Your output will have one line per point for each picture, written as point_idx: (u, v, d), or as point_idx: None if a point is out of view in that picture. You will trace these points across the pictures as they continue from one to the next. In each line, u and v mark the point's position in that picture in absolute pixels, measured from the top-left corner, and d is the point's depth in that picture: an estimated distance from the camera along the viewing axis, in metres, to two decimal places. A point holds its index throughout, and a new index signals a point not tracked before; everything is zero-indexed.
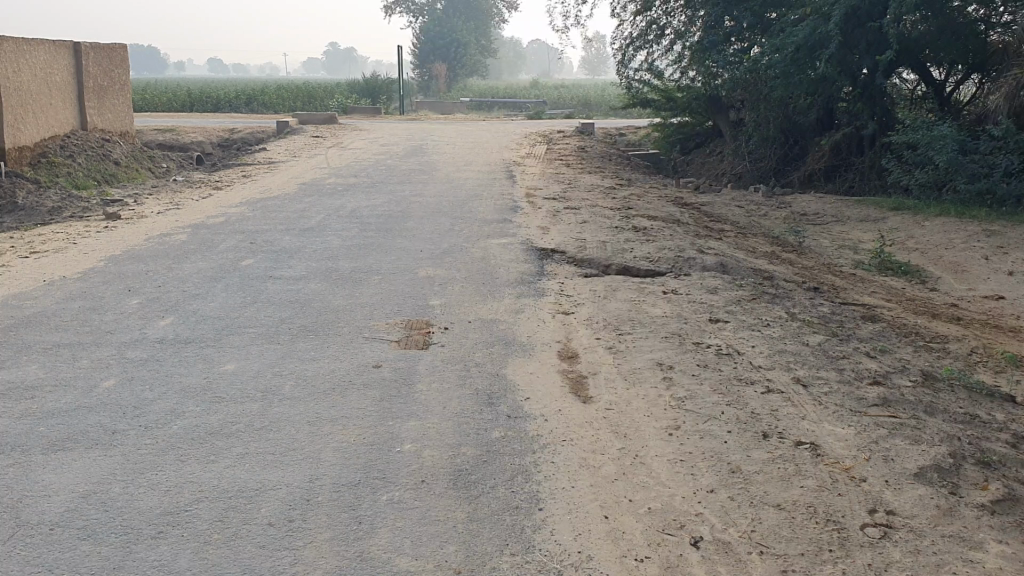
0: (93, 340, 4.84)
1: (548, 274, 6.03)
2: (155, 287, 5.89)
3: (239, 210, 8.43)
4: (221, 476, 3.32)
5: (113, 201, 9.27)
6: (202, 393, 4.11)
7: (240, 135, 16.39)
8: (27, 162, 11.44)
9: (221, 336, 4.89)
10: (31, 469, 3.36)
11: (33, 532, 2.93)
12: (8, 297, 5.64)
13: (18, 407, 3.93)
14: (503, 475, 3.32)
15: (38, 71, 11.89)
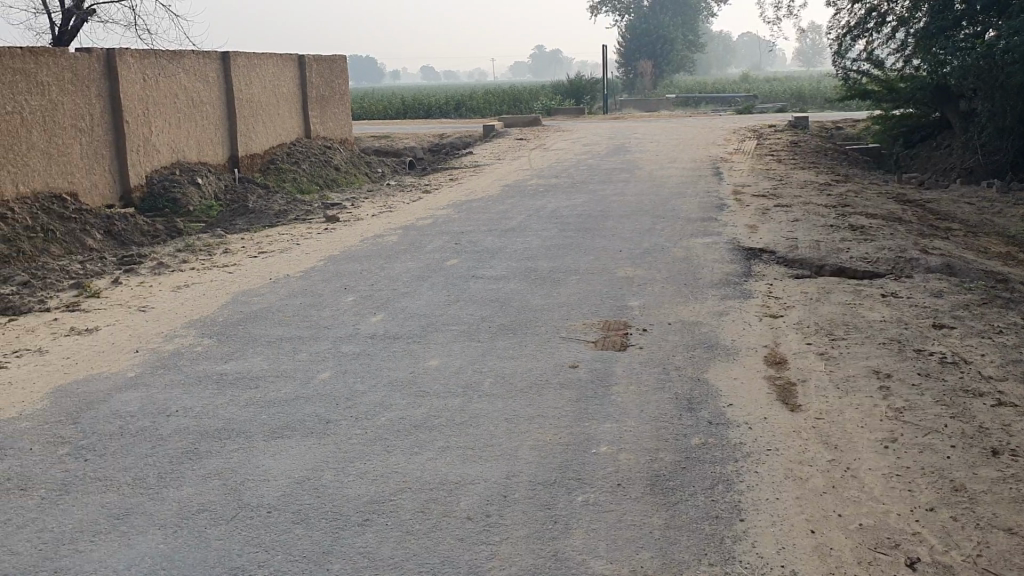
0: (312, 334, 5.14)
1: (754, 275, 5.81)
2: (368, 285, 6.18)
3: (447, 211, 8.71)
4: (424, 468, 3.42)
5: (333, 205, 9.84)
6: (407, 387, 4.26)
7: (450, 139, 16.97)
8: (257, 169, 12.37)
9: (427, 333, 5.05)
10: (253, 454, 3.60)
11: (253, 514, 3.14)
12: (237, 292, 6.10)
13: (244, 395, 4.23)
14: (702, 483, 3.22)
15: (267, 83, 12.82)
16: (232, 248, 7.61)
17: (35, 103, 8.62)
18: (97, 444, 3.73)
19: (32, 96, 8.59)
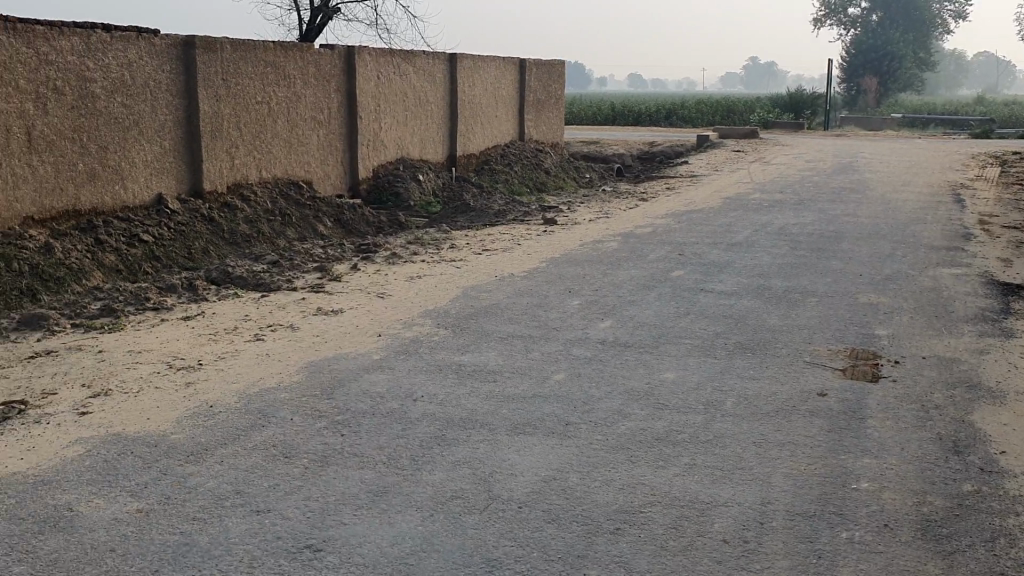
0: (543, 335, 5.17)
1: (1014, 313, 5.36)
2: (594, 290, 6.17)
3: (666, 221, 8.60)
4: (672, 483, 3.35)
5: (551, 208, 9.92)
6: (645, 397, 4.20)
7: (661, 147, 16.81)
8: (473, 168, 12.71)
9: (659, 344, 4.98)
10: (499, 447, 3.65)
11: (504, 507, 3.16)
12: (467, 287, 6.25)
13: (483, 388, 4.30)
14: (982, 534, 2.97)
15: (489, 86, 13.13)
16: (457, 244, 7.82)
17: (283, 95, 9.18)
18: (352, 421, 3.90)
19: (281, 88, 9.16)
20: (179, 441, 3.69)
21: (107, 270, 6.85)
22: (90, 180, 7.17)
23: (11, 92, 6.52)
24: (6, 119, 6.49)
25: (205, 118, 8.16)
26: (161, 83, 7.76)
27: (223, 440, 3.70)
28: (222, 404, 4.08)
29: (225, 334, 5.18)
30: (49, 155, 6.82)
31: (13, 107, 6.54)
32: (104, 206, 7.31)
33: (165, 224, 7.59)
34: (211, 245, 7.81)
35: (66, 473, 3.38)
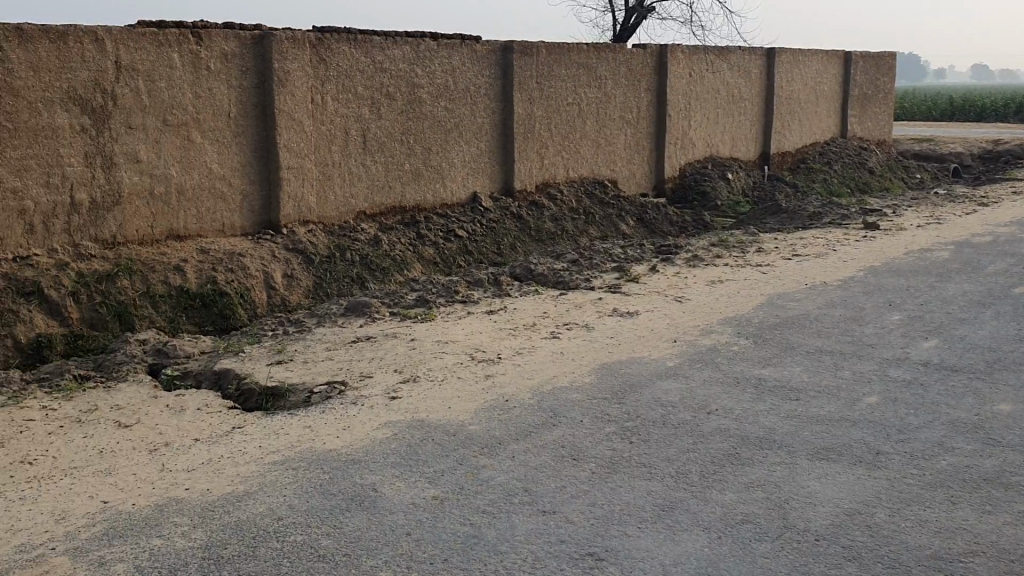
0: (855, 351, 4.78)
1: None
2: (917, 304, 5.62)
3: (1009, 229, 7.66)
4: (1001, 533, 2.93)
5: (872, 212, 9.21)
6: (973, 430, 3.73)
7: (1009, 145, 15.07)
8: (787, 168, 12.14)
9: (994, 370, 4.41)
10: (797, 472, 3.40)
11: (799, 538, 2.93)
12: (773, 295, 5.95)
13: (784, 406, 4.04)
14: None
15: (809, 81, 12.47)
16: (764, 248, 7.49)
17: (595, 95, 9.30)
18: (643, 428, 3.83)
19: (593, 89, 9.27)
20: (476, 433, 3.81)
21: (426, 263, 7.34)
22: (415, 179, 7.71)
23: (351, 98, 7.19)
24: (345, 122, 7.17)
25: (519, 119, 8.47)
26: (481, 86, 8.17)
27: (516, 436, 3.78)
28: (517, 400, 4.17)
29: (525, 330, 5.33)
30: (380, 155, 7.44)
31: (352, 112, 7.21)
32: (426, 203, 7.84)
33: (479, 221, 7.99)
34: (520, 242, 8.11)
35: (374, 454, 3.61)
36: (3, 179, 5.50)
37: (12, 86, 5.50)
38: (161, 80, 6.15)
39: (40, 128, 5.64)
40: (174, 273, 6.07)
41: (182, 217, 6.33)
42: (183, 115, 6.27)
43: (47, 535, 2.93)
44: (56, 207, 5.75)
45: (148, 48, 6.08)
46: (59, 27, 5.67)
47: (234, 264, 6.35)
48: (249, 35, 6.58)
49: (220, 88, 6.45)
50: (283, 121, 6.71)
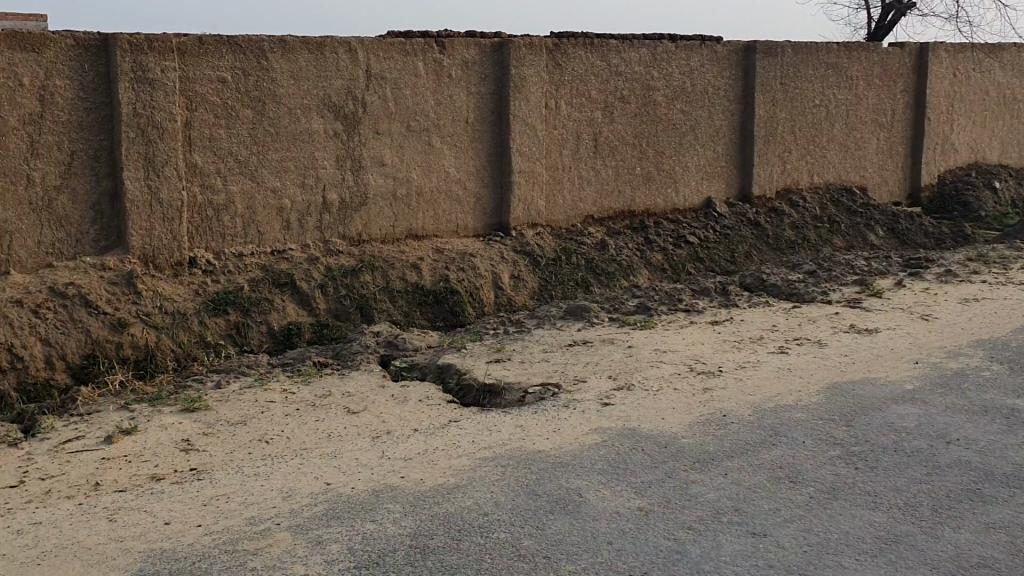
0: None
1: None
2: None
3: None
4: None
5: None
6: None
7: None
8: None
9: None
10: None
11: None
12: None
13: None
14: None
15: None
16: None
17: (845, 97, 8.76)
18: (871, 454, 3.56)
19: (843, 90, 8.73)
20: (688, 447, 3.70)
21: (654, 269, 7.29)
22: (645, 183, 7.66)
23: (584, 102, 7.25)
24: (578, 127, 7.24)
25: (759, 123, 8.17)
26: (720, 89, 7.97)
27: (731, 453, 3.63)
28: (735, 415, 4.02)
29: (750, 343, 5.14)
30: (612, 160, 7.45)
31: (585, 116, 7.27)
32: (657, 208, 7.76)
33: (711, 227, 7.81)
34: (754, 250, 7.84)
35: (583, 459, 3.56)
36: (264, 180, 6.03)
37: (275, 94, 6.01)
38: (407, 88, 6.47)
39: (297, 133, 6.11)
40: (409, 270, 6.38)
41: (420, 217, 6.65)
42: (425, 121, 6.57)
43: (274, 510, 3.12)
44: (310, 206, 6.22)
45: (396, 57, 6.42)
46: (317, 39, 6.13)
47: (466, 264, 6.58)
48: (489, 43, 6.80)
49: (459, 94, 6.70)
50: (518, 126, 6.87)
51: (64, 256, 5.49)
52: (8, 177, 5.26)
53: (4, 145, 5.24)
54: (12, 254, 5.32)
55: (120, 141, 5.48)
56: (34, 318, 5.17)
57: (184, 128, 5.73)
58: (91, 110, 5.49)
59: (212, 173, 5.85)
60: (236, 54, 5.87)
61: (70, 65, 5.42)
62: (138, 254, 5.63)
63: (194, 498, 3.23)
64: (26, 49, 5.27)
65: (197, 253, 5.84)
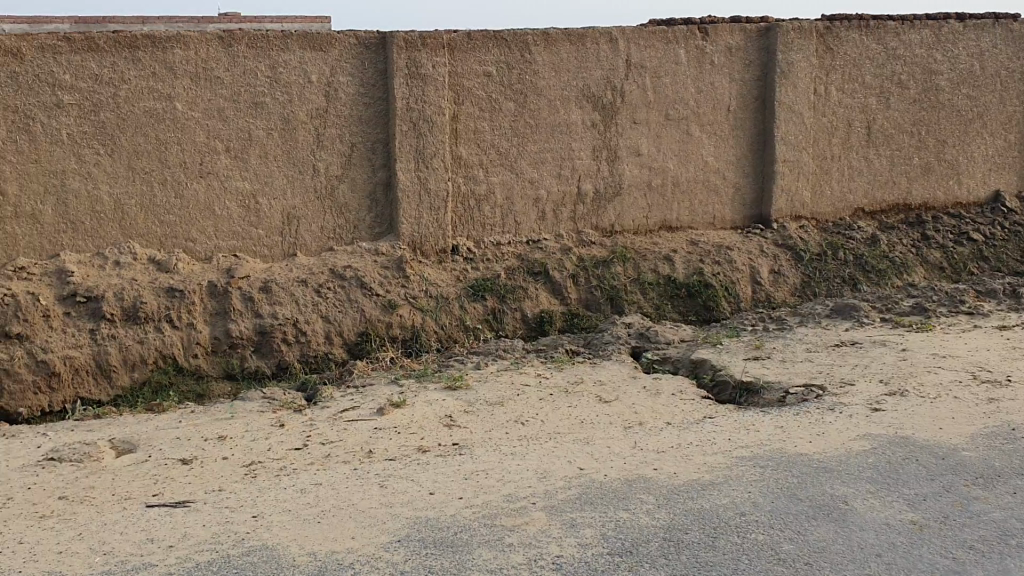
0: None
1: None
2: None
3: None
4: None
5: None
6: None
7: None
8: None
9: None
10: None
11: None
12: None
13: None
14: None
15: None
16: None
17: None
18: None
19: None
20: (970, 460, 3.38)
21: (931, 268, 6.83)
22: (924, 174, 7.11)
23: (858, 88, 6.83)
24: (849, 114, 6.84)
25: None
26: (1015, 71, 7.23)
27: (1020, 470, 3.28)
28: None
29: None
30: (886, 149, 6.97)
31: (857, 103, 6.85)
32: (936, 201, 7.18)
33: (1000, 223, 7.12)
34: None
35: (851, 466, 3.34)
36: (523, 170, 6.19)
37: (536, 86, 6.14)
38: (667, 76, 6.39)
39: (557, 123, 6.22)
40: (663, 262, 6.34)
41: (676, 208, 6.57)
42: (684, 110, 6.47)
43: (530, 490, 3.18)
44: (566, 197, 6.32)
45: (657, 45, 6.37)
46: (579, 30, 6.19)
47: (721, 257, 6.44)
48: (754, 28, 6.57)
49: (722, 82, 6.52)
50: (783, 114, 6.59)
51: (343, 240, 5.92)
52: (297, 167, 5.75)
53: (295, 138, 5.73)
54: (300, 238, 5.81)
55: (394, 133, 5.82)
56: (316, 297, 5.62)
57: (451, 120, 5.99)
58: (369, 104, 5.88)
59: (475, 164, 6.08)
60: (501, 48, 6.06)
61: (352, 62, 5.82)
62: (407, 241, 5.96)
63: (456, 471, 3.37)
64: (314, 49, 5.73)
65: (459, 241, 6.10)
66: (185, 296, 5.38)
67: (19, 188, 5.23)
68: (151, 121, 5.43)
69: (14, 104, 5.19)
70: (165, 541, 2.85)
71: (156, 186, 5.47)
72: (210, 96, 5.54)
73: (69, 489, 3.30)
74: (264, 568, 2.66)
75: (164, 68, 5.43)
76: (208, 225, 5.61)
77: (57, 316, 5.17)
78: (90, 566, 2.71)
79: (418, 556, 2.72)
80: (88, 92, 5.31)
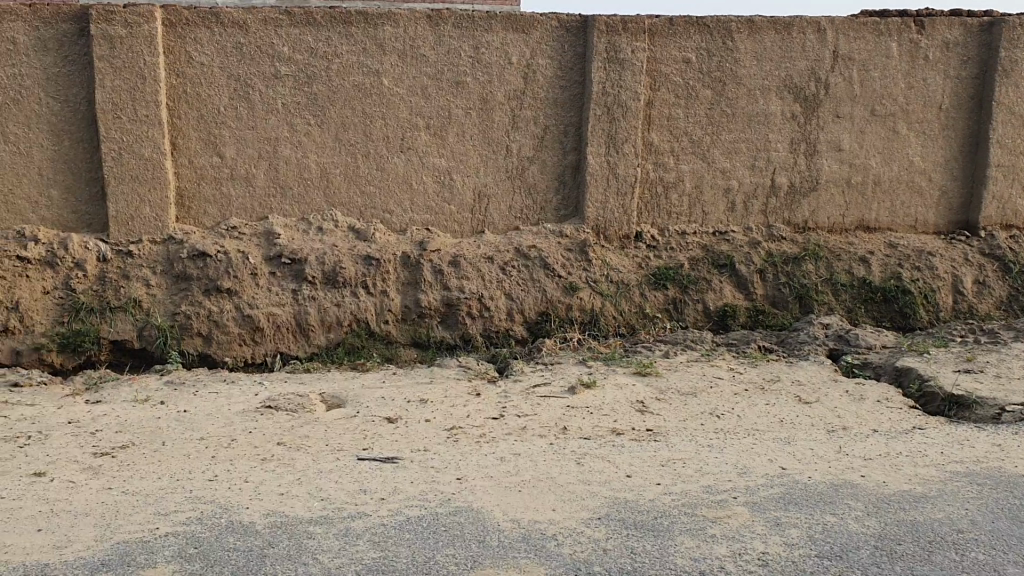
0: None
1: None
2: None
3: None
4: None
5: None
6: None
7: None
8: None
9: None
10: None
11: None
12: None
13: None
14: None
15: None
16: None
17: None
18: None
19: None
20: None
21: None
22: None
23: None
24: None
25: None
26: None
27: None
28: None
29: None
30: None
31: None
32: None
33: None
34: None
35: None
36: (716, 160, 6.07)
37: (737, 75, 5.99)
38: (876, 70, 6.10)
39: (755, 114, 6.05)
40: (858, 264, 6.09)
41: (875, 209, 6.28)
42: (892, 106, 6.16)
43: (729, 483, 3.14)
44: (759, 190, 6.15)
45: (868, 37, 6.08)
46: (785, 19, 5.99)
47: (922, 262, 6.12)
48: (976, 23, 6.16)
49: (936, 78, 6.17)
50: (1001, 115, 6.18)
51: (530, 221, 5.99)
52: (492, 146, 5.86)
53: (492, 117, 5.83)
54: (489, 216, 5.93)
55: (588, 117, 5.82)
56: (502, 274, 5.72)
57: (647, 106, 5.94)
58: (566, 87, 5.91)
59: (667, 151, 6.01)
60: (703, 35, 5.95)
61: (552, 45, 5.87)
62: (593, 225, 5.96)
63: (653, 457, 3.36)
64: (517, 30, 5.80)
65: (644, 229, 6.05)
66: (380, 265, 5.58)
67: (237, 153, 5.56)
68: (359, 95, 5.66)
69: (237, 74, 5.51)
70: (378, 493, 2.99)
71: (359, 158, 5.71)
72: (415, 74, 5.71)
73: (286, 437, 3.52)
74: (470, 529, 2.74)
75: (374, 44, 5.64)
76: (404, 197, 5.80)
77: (264, 275, 5.49)
78: (310, 509, 2.87)
79: (619, 535, 2.73)
80: (304, 65, 5.58)
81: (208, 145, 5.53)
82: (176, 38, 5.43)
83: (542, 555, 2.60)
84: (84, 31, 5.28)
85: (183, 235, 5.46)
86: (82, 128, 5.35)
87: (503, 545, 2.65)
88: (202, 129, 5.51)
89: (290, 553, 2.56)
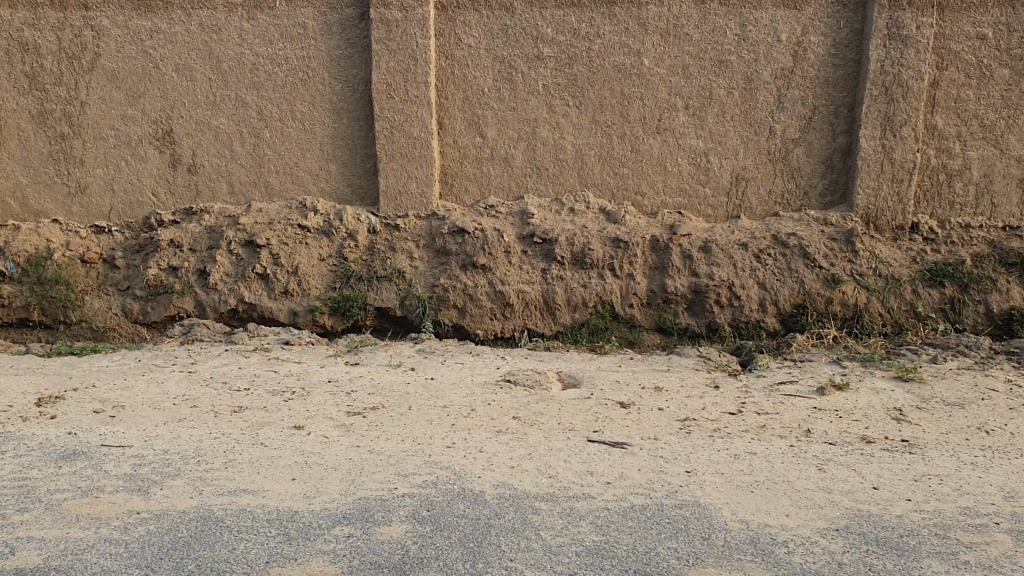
0: None
1: None
2: None
3: None
4: None
5: None
6: None
7: None
8: None
9: None
10: None
11: None
12: None
13: None
14: None
15: None
16: None
17: None
18: None
19: None
20: None
21: None
22: None
23: None
24: None
25: None
26: None
27: None
28: None
29: None
30: None
31: None
32: None
33: None
34: None
35: None
36: (1009, 146, 5.48)
37: None
38: None
39: None
40: None
41: None
42: None
43: (993, 507, 2.83)
44: None
45: None
46: None
47: None
48: None
49: None
50: None
51: (790, 207, 5.73)
52: (754, 128, 5.64)
53: (755, 98, 5.61)
54: (747, 200, 5.73)
55: (864, 98, 5.41)
56: (757, 263, 5.49)
57: (930, 87, 5.45)
58: (840, 66, 5.54)
59: (951, 136, 5.51)
60: (1004, 8, 5.36)
61: (827, 22, 5.51)
62: (860, 213, 5.57)
63: (905, 470, 3.11)
64: (788, 7, 5.51)
65: (921, 219, 5.58)
66: (629, 248, 5.54)
67: (498, 132, 5.74)
68: (618, 75, 5.64)
69: (502, 55, 5.67)
70: (605, 477, 2.99)
71: (616, 139, 5.70)
72: (676, 53, 5.60)
73: (522, 412, 3.61)
74: (696, 525, 2.67)
75: (636, 24, 5.59)
76: (658, 179, 5.74)
77: (516, 253, 5.63)
78: (537, 485, 2.92)
79: (858, 550, 2.54)
80: (566, 45, 5.64)
81: (471, 124, 5.75)
82: (446, 21, 5.66)
83: (770, 560, 2.48)
84: (364, 14, 5.62)
85: (444, 211, 5.74)
86: (359, 106, 5.73)
87: (729, 545, 2.55)
88: (466, 109, 5.73)
89: (514, 526, 2.62)
